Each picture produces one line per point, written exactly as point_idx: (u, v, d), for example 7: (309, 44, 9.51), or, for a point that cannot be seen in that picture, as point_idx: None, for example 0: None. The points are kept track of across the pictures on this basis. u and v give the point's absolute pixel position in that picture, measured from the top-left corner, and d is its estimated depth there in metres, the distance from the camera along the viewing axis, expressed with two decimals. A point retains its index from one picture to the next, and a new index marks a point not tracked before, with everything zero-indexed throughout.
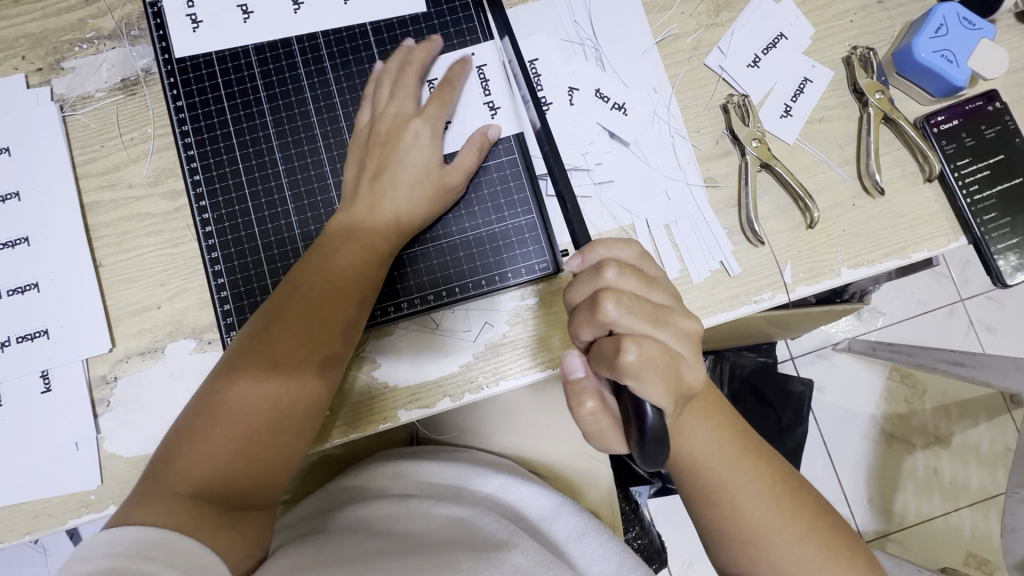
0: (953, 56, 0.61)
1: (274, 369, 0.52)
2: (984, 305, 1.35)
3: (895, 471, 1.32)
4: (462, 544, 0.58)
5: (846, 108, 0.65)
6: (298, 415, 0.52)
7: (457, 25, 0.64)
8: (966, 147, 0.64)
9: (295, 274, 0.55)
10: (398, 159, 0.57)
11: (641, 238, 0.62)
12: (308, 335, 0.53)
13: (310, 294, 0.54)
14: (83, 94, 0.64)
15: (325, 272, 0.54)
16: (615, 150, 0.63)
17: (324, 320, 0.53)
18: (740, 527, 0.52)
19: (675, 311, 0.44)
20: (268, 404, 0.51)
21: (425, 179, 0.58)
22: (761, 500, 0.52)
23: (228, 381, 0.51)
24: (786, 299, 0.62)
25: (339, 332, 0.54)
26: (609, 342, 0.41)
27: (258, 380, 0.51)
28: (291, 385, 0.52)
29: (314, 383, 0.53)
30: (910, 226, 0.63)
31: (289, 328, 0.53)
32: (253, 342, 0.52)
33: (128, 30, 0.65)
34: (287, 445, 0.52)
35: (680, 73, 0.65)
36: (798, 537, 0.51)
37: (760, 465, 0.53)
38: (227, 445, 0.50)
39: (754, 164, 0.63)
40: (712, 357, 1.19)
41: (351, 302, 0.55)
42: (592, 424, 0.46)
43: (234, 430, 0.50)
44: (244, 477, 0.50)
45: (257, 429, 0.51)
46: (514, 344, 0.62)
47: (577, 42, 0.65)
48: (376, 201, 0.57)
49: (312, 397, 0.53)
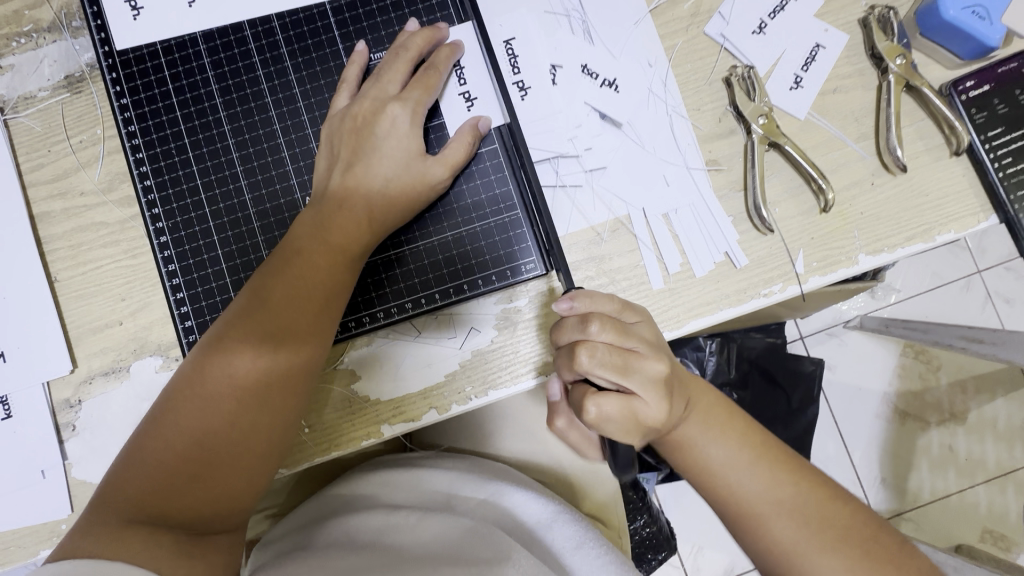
0: (985, 12, 0.54)
1: (234, 384, 0.48)
2: (1003, 276, 1.29)
3: (909, 451, 1.28)
4: (451, 559, 0.55)
5: (862, 76, 0.59)
6: (267, 429, 0.49)
7: (426, 3, 0.58)
8: (998, 115, 0.57)
9: (262, 273, 0.51)
10: (376, 150, 0.52)
11: (638, 230, 0.57)
12: (278, 340, 0.49)
13: (279, 294, 0.49)
14: (24, 94, 0.59)
15: (294, 270, 0.50)
16: (606, 134, 0.57)
17: (296, 323, 0.49)
18: (735, 500, 0.49)
19: (648, 357, 0.42)
20: (235, 415, 0.47)
21: (404, 173, 0.53)
22: (790, 515, 0.47)
23: (192, 388, 0.48)
24: (799, 292, 0.57)
25: (311, 337, 0.50)
26: (578, 392, 0.44)
27: (217, 396, 0.47)
28: (258, 393, 0.48)
29: (285, 392, 0.49)
30: (935, 205, 0.57)
31: (257, 332, 0.49)
32: (220, 347, 0.49)
33: (69, 21, 0.59)
34: (253, 462, 0.48)
35: (678, 43, 0.58)
36: (791, 500, 0.48)
37: (794, 476, 0.49)
38: (188, 460, 0.46)
39: (760, 143, 0.57)
40: (718, 340, 1.12)
41: (316, 310, 0.50)
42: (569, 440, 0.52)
43: (196, 443, 0.47)
44: (206, 495, 0.46)
45: (222, 442, 0.47)
46: (501, 350, 0.57)
47: (562, 14, 0.58)
48: (352, 189, 0.52)
49: (276, 414, 0.49)
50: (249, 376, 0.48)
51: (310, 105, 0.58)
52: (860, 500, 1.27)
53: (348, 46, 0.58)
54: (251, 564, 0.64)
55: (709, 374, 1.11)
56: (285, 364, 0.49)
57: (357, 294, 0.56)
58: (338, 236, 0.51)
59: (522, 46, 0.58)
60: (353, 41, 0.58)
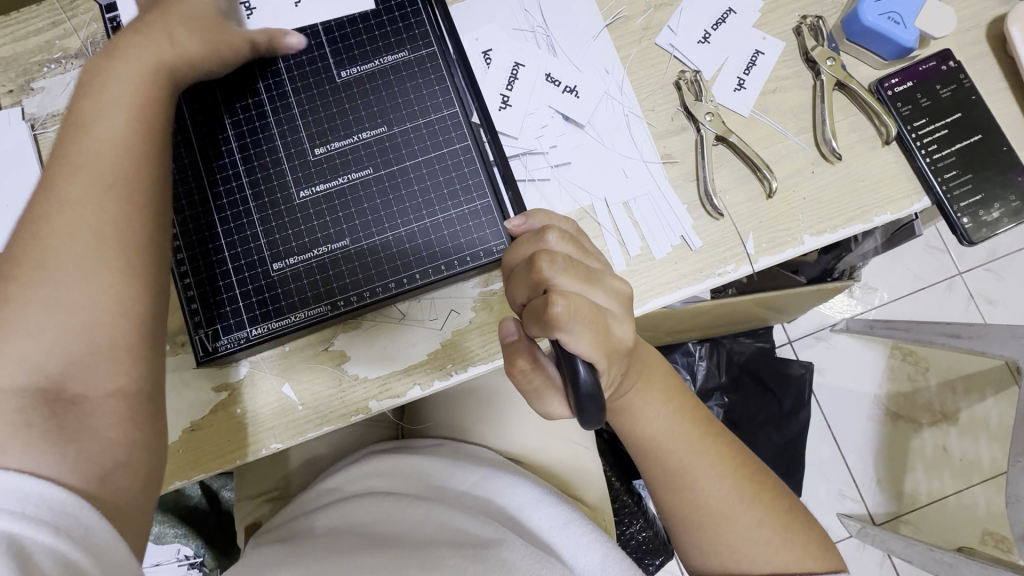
0: (899, 18, 0.61)
1: (71, 224, 0.44)
2: (982, 277, 1.33)
3: (902, 451, 1.29)
4: (437, 540, 0.58)
5: (799, 77, 0.65)
6: (130, 255, 0.45)
7: (403, 13, 0.61)
8: (922, 108, 0.64)
9: (63, 135, 0.47)
10: (169, 9, 0.52)
11: (601, 217, 0.62)
12: (112, 176, 0.46)
13: (90, 142, 0.46)
14: (53, 112, 0.66)
15: (102, 117, 0.47)
16: (569, 133, 0.64)
17: (125, 156, 0.47)
18: (691, 489, 0.52)
19: (606, 273, 0.45)
20: (85, 255, 0.44)
21: (203, 26, 0.53)
22: (722, 483, 0.52)
23: (20, 255, 0.44)
24: (751, 270, 0.62)
25: (139, 159, 0.48)
26: (540, 301, 0.41)
27: (51, 237, 0.44)
28: (106, 228, 0.45)
29: (137, 213, 0.46)
30: (871, 190, 0.63)
31: (79, 176, 0.45)
32: (47, 206, 0.45)
33: (94, 48, 0.67)
34: (118, 300, 0.45)
35: (632, 53, 0.66)
36: (733, 488, 0.52)
37: (721, 451, 0.53)
38: (59, 320, 0.43)
39: (709, 138, 0.63)
40: (708, 345, 1.16)
41: (137, 144, 0.48)
42: (528, 385, 0.47)
43: (53, 298, 0.43)
44: (73, 346, 0.43)
45: (79, 289, 0.43)
46: (478, 329, 0.62)
47: (529, 30, 0.66)
48: (137, 31, 0.51)
49: (124, 239, 0.45)
50: (90, 216, 0.45)
51: (301, 103, 0.59)
52: (855, 501, 1.28)
53: (335, 48, 0.60)
54: (250, 546, 0.67)
55: (699, 378, 1.14)
56: (125, 192, 0.46)
57: (332, 280, 0.58)
58: (110, 80, 0.48)
59: (494, 56, 0.65)
60: (343, 57, 0.60)
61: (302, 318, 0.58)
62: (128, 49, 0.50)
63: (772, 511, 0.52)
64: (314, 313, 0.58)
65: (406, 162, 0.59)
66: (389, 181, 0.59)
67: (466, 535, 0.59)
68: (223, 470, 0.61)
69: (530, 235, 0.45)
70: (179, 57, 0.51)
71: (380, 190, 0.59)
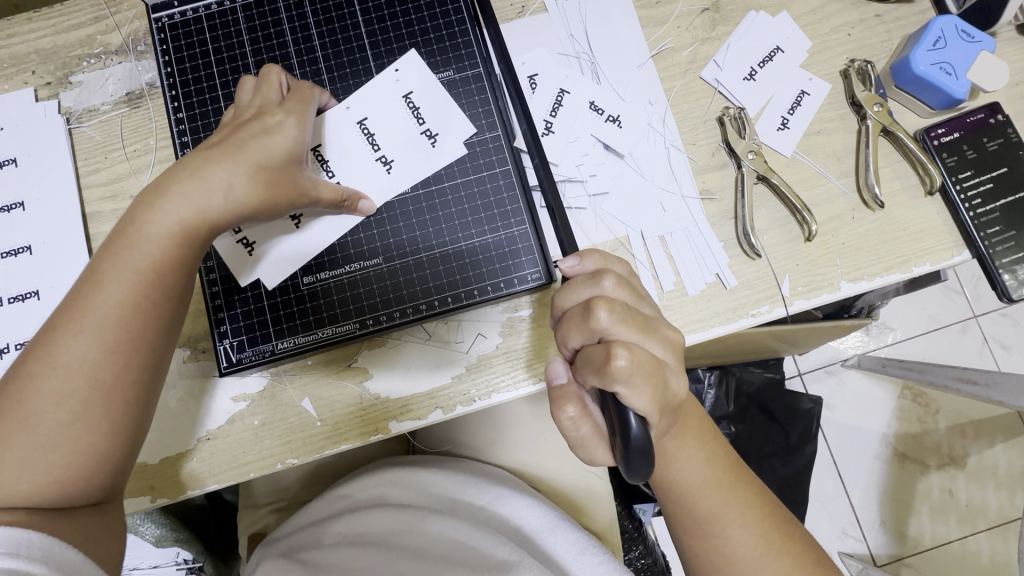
0: (951, 68, 0.60)
1: (83, 376, 0.45)
2: (998, 322, 1.31)
3: (909, 494, 1.27)
4: (452, 560, 0.56)
5: (844, 120, 0.65)
6: (123, 414, 0.46)
7: (450, 35, 0.60)
8: (968, 160, 0.63)
9: (84, 280, 0.46)
10: (241, 145, 0.48)
11: (635, 250, 0.62)
12: (122, 342, 0.46)
13: (101, 306, 0.45)
14: (89, 107, 0.66)
15: (120, 282, 0.46)
16: (609, 162, 0.63)
17: (138, 321, 0.46)
18: (719, 535, 0.51)
19: (661, 322, 0.44)
20: (74, 409, 0.44)
21: (264, 168, 0.48)
22: (751, 532, 0.50)
23: (11, 398, 0.44)
24: (784, 313, 0.61)
25: (147, 322, 0.46)
26: (598, 350, 0.41)
27: (58, 381, 0.44)
28: (103, 392, 0.45)
29: (131, 375, 0.46)
30: (910, 239, 0.62)
31: (87, 337, 0.45)
32: (45, 356, 0.45)
33: (135, 46, 0.67)
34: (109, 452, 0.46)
35: (676, 85, 0.65)
36: (762, 538, 0.50)
37: (750, 497, 0.52)
38: (52, 462, 0.44)
39: (750, 176, 0.62)
40: (718, 373, 1.15)
41: (150, 309, 0.46)
42: (572, 431, 0.47)
43: (51, 441, 0.44)
44: (64, 479, 0.44)
45: (77, 442, 0.45)
46: (506, 355, 0.61)
47: (573, 55, 0.65)
48: (195, 172, 0.47)
49: (125, 397, 0.46)
50: (92, 374, 0.45)
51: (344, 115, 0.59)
52: (858, 542, 1.26)
53: (380, 61, 0.60)
54: (257, 558, 0.66)
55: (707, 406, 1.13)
56: (123, 360, 0.46)
57: (364, 297, 0.57)
58: (145, 230, 0.46)
59: (539, 81, 0.64)
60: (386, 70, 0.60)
61: (328, 334, 0.57)
62: (171, 198, 0.46)
63: (800, 563, 0.50)
64: (342, 330, 0.57)
65: (443, 182, 0.58)
66: (425, 200, 0.58)
67: (483, 557, 0.57)
68: (235, 482, 0.59)
69: (587, 279, 0.45)
70: (229, 208, 0.47)
71: (417, 209, 0.58)
